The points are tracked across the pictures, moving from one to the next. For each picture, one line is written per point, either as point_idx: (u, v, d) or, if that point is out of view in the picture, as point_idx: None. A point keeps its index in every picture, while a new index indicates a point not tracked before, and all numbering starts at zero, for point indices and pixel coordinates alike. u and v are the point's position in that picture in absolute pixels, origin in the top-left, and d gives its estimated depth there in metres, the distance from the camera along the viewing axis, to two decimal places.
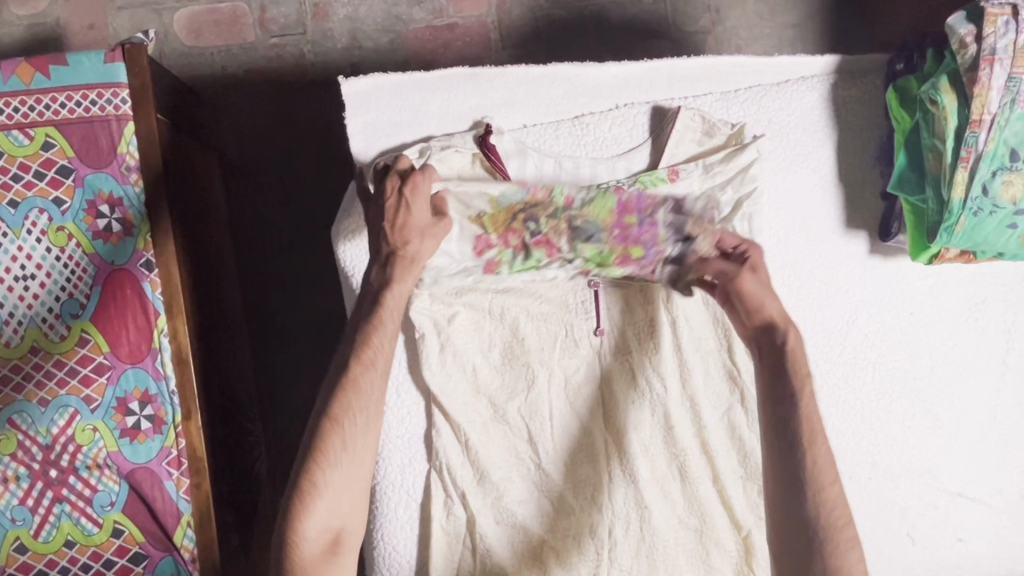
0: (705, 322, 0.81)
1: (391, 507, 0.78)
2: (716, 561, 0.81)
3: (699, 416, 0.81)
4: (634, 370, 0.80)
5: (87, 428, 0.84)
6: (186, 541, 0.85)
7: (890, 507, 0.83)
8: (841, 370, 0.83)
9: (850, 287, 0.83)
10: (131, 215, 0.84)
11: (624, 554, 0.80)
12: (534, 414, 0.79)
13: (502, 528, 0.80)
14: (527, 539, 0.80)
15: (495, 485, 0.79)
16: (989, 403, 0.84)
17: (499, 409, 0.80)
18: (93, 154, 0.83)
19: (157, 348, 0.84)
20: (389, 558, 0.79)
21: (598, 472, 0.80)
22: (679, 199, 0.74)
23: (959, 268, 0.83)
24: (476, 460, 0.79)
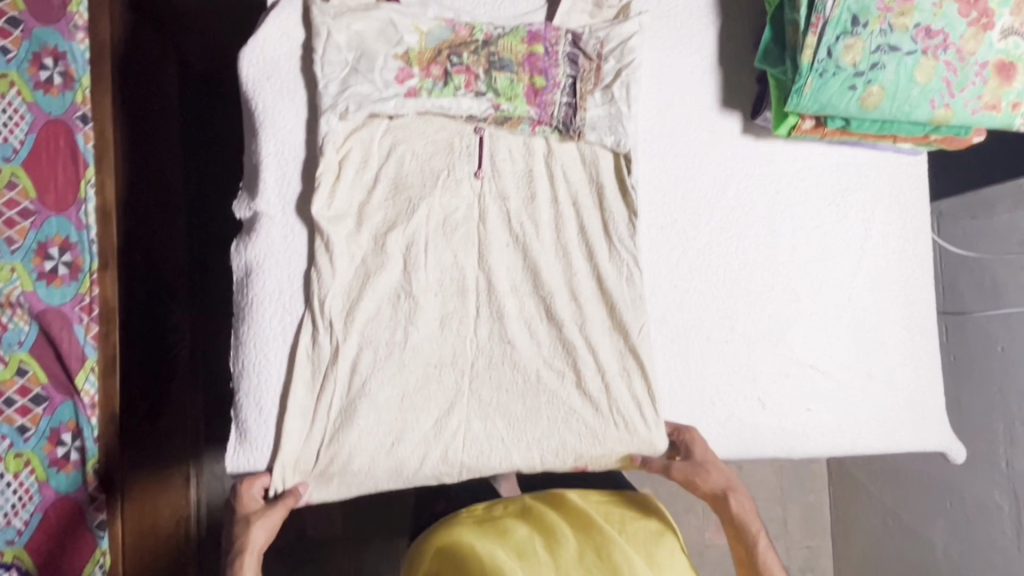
0: (582, 179, 0.87)
1: (266, 319, 0.81)
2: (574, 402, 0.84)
3: (569, 263, 0.85)
4: (509, 214, 0.85)
5: (5, 267, 1.03)
6: (87, 386, 1.06)
7: (743, 370, 0.87)
8: (705, 238, 0.88)
9: (722, 162, 0.88)
10: (73, 71, 1.05)
11: (485, 385, 0.83)
12: (410, 246, 0.83)
13: (371, 355, 0.81)
14: (393, 365, 0.82)
15: (366, 311, 0.81)
16: (846, 285, 0.89)
17: (379, 239, 0.83)
18: (43, 12, 1.04)
19: (83, 199, 1.06)
20: (257, 367, 0.81)
21: (465, 305, 0.84)
22: (579, 36, 0.85)
23: (823, 154, 0.90)
24: (350, 282, 0.81)
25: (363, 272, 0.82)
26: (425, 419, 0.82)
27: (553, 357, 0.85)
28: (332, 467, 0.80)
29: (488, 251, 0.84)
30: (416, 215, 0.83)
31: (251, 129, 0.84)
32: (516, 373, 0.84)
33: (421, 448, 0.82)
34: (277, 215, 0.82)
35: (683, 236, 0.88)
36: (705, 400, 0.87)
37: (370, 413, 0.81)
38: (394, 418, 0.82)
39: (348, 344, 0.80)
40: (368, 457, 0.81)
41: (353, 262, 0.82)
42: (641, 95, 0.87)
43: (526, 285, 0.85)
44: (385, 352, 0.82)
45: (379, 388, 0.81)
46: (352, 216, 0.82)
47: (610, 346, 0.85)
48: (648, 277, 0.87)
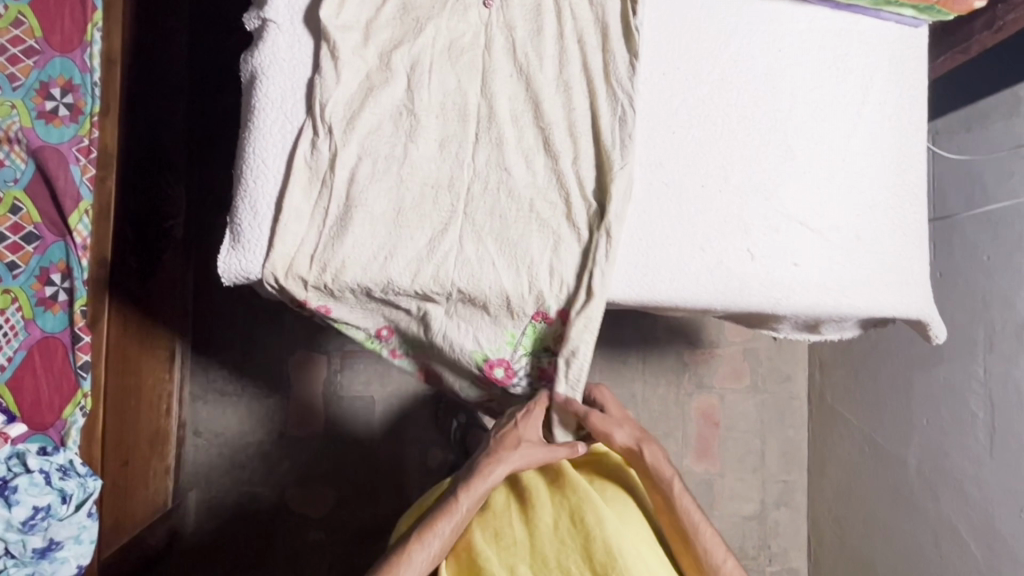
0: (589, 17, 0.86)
1: (267, 123, 0.82)
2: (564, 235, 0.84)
3: (569, 98, 0.85)
4: (514, 46, 0.86)
5: (5, 104, 1.09)
6: (80, 226, 1.12)
7: (734, 221, 0.88)
8: (706, 88, 0.89)
9: (725, 15, 0.90)
10: None
11: (480, 210, 0.84)
12: (415, 65, 0.83)
13: (369, 167, 0.82)
14: (392, 177, 0.82)
15: (367, 123, 0.82)
16: (841, 146, 0.91)
17: (386, 55, 0.83)
18: None
19: (87, 43, 1.14)
20: (256, 169, 0.82)
21: (465, 129, 0.84)
22: None
23: (826, 18, 0.91)
24: (352, 93, 0.82)
25: (367, 86, 0.83)
26: (419, 234, 0.83)
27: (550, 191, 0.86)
28: (326, 270, 0.81)
29: (491, 78, 0.85)
30: (423, 34, 0.83)
31: None
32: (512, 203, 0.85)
33: (414, 262, 0.83)
34: (284, 24, 0.83)
35: (683, 85, 0.89)
36: (696, 246, 0.88)
37: (366, 220, 0.82)
38: (388, 230, 0.82)
39: (348, 153, 0.81)
40: (362, 263, 0.82)
41: (356, 75, 0.83)
42: None
43: (526, 118, 0.86)
44: (385, 164, 0.82)
45: (376, 198, 0.82)
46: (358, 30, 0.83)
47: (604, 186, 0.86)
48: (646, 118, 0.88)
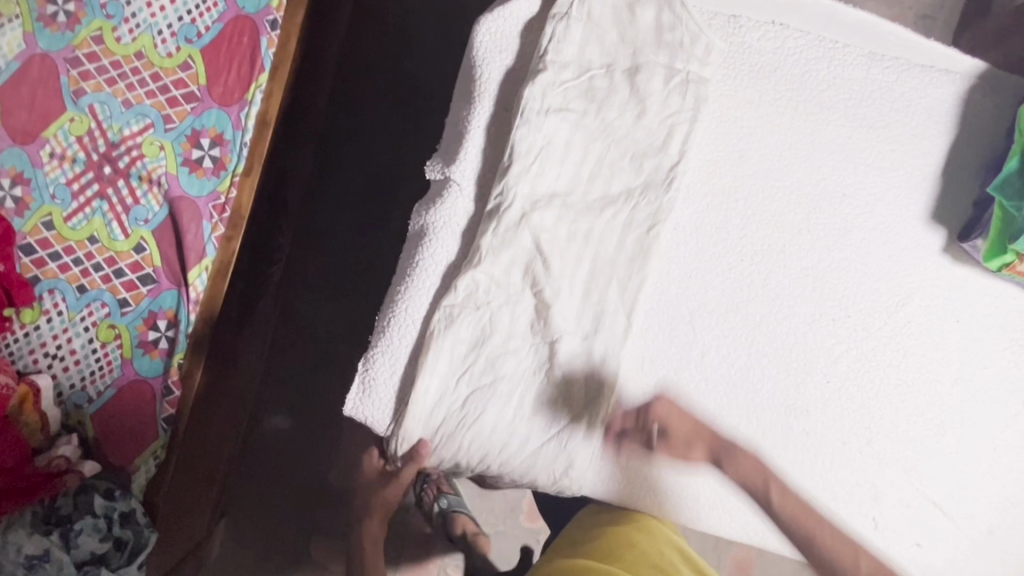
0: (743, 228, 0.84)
1: None
2: (687, 476, 0.83)
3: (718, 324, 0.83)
4: None
5: (154, 144, 1.12)
6: (198, 282, 1.12)
7: (866, 486, 0.85)
8: (872, 343, 0.85)
9: (910, 271, 0.85)
10: None
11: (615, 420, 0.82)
12: (582, 261, 0.80)
13: (508, 352, 0.79)
14: (529, 367, 0.80)
15: (519, 316, 0.79)
16: (995, 432, 0.86)
17: (555, 250, 0.79)
18: None
19: (247, 101, 1.13)
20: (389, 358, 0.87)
21: None
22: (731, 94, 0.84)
23: (1012, 299, 0.87)
24: (513, 278, 0.79)
25: (531, 277, 0.79)
26: (537, 429, 0.81)
27: (696, 421, 0.83)
28: (436, 436, 0.80)
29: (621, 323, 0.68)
30: (595, 230, 0.80)
31: (466, 95, 0.83)
32: (649, 423, 0.82)
33: (524, 451, 0.81)
34: (469, 187, 0.81)
35: (850, 334, 0.85)
36: (821, 504, 0.84)
37: (488, 401, 0.80)
38: (510, 416, 0.80)
39: (497, 340, 0.79)
40: (473, 442, 0.80)
41: (521, 256, 0.79)
42: (852, 181, 0.85)
43: (681, 332, 0.83)
44: (529, 356, 0.80)
45: (507, 386, 0.80)
46: (532, 215, 0.78)
47: (736, 422, 0.84)
48: (803, 362, 0.84)
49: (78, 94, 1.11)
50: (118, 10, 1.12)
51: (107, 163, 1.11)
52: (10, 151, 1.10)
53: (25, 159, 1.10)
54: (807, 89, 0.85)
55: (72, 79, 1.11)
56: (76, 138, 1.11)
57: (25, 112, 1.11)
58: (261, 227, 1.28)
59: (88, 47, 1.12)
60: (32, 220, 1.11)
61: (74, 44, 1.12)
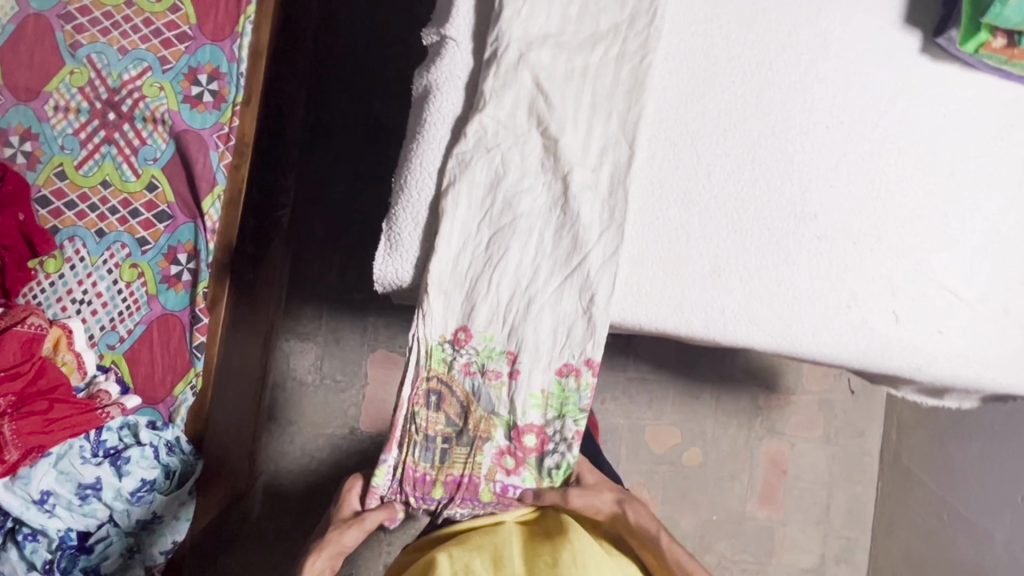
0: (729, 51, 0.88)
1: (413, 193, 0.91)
2: (711, 294, 0.86)
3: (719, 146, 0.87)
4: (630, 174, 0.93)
5: (154, 85, 1.15)
6: (212, 211, 1.15)
7: (883, 282, 0.88)
8: (868, 145, 0.88)
9: (892, 73, 0.89)
10: None
11: (635, 244, 0.85)
12: (584, 92, 0.83)
13: (524, 189, 0.83)
14: (544, 204, 0.84)
15: (528, 158, 0.84)
16: (997, 218, 0.90)
17: (556, 86, 0.83)
18: None
19: (237, 34, 1.16)
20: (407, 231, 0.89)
21: None
22: None
23: (995, 88, 0.90)
24: (516, 119, 0.83)
25: (536, 117, 0.83)
26: (559, 265, 0.83)
27: (712, 238, 0.86)
28: (465, 280, 0.83)
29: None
30: (591, 62, 0.83)
31: None
32: (665, 245, 0.86)
33: (553, 290, 0.83)
34: (465, 42, 0.85)
35: (845, 140, 0.88)
36: (841, 304, 0.87)
37: (510, 237, 0.83)
38: (533, 250, 0.83)
39: (512, 179, 0.83)
40: (500, 280, 0.83)
41: (523, 97, 0.83)
42: None
43: (684, 158, 0.87)
44: (541, 194, 0.84)
45: (527, 222, 0.83)
46: (528, 52, 0.82)
47: (749, 237, 0.87)
48: (804, 170, 0.88)
49: (75, 47, 1.15)
50: None
51: (111, 109, 1.15)
52: (17, 109, 1.14)
53: (31, 115, 1.14)
54: None
55: (67, 33, 1.15)
56: (78, 89, 1.15)
57: (27, 70, 1.15)
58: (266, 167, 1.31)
59: (79, 1, 1.16)
60: (45, 173, 1.14)
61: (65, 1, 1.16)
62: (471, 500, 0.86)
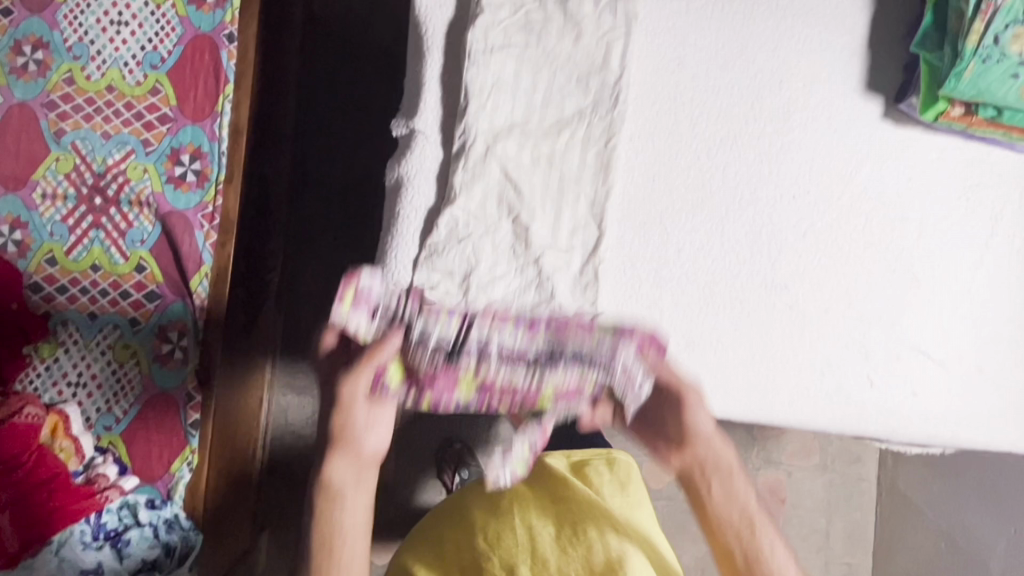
0: (693, 127, 0.89)
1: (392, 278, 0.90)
2: (686, 369, 0.88)
3: (686, 220, 0.89)
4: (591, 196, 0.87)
5: (138, 168, 1.18)
6: (200, 289, 1.17)
7: (855, 347, 0.89)
8: (835, 213, 0.90)
9: (855, 141, 0.91)
10: None
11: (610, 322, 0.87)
12: (552, 179, 0.85)
13: (499, 269, 0.85)
14: (518, 281, 0.85)
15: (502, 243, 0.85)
16: (967, 277, 0.91)
17: (525, 174, 0.84)
18: None
19: (217, 113, 1.19)
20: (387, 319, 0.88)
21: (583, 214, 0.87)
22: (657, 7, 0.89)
23: (959, 149, 0.91)
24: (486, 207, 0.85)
25: (505, 206, 0.85)
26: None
27: (686, 314, 0.88)
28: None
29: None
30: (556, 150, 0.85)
31: (417, 52, 0.88)
32: (640, 325, 0.87)
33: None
34: (433, 133, 0.87)
35: (812, 209, 0.90)
36: (814, 371, 0.88)
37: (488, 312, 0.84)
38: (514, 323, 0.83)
39: (484, 267, 0.84)
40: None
41: (491, 188, 0.84)
42: (786, 67, 0.90)
43: (655, 235, 0.88)
44: (514, 272, 0.85)
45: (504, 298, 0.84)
46: (495, 145, 0.84)
47: (722, 310, 0.88)
48: (773, 241, 0.89)
49: (59, 135, 1.17)
50: (83, 50, 1.18)
51: (97, 194, 1.17)
52: (6, 198, 1.17)
53: (20, 203, 1.16)
54: None
55: (51, 121, 1.18)
56: (64, 176, 1.17)
57: (13, 160, 1.17)
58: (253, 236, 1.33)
59: (61, 89, 1.18)
60: (36, 259, 1.16)
61: (48, 89, 1.18)
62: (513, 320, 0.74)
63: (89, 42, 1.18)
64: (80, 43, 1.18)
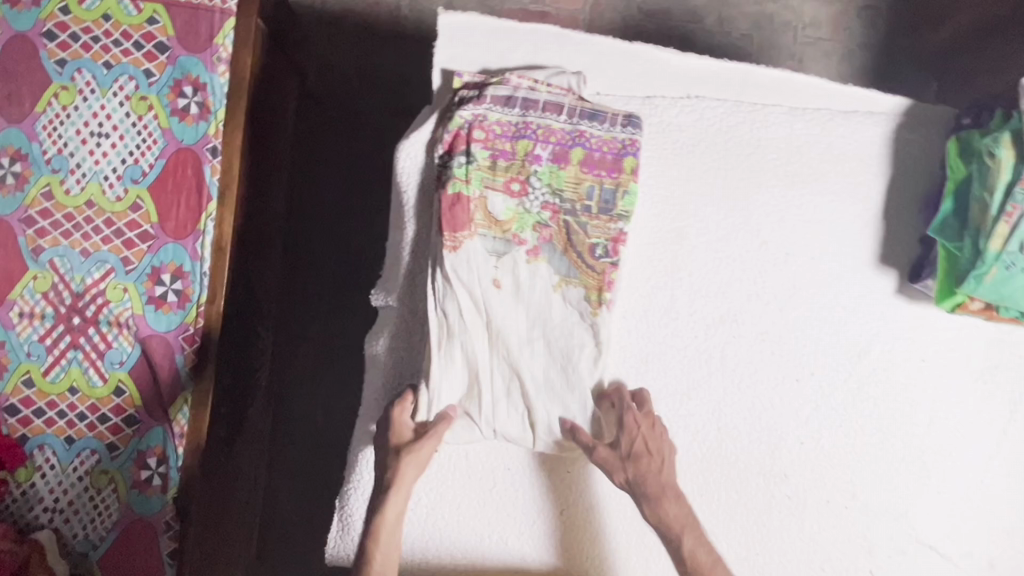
0: (689, 305, 0.84)
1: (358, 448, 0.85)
2: None
3: (680, 403, 0.83)
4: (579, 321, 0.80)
5: (118, 287, 1.14)
6: (181, 416, 1.13)
7: (859, 541, 0.83)
8: (842, 396, 0.84)
9: (866, 317, 0.85)
10: (209, 101, 1.14)
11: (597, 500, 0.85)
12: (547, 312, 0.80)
13: (495, 411, 0.81)
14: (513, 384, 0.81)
15: (490, 388, 0.80)
16: (981, 466, 0.85)
17: (522, 306, 0.80)
18: (191, 40, 1.14)
19: (200, 231, 1.14)
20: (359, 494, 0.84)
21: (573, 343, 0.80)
22: (655, 176, 0.84)
23: (977, 329, 0.85)
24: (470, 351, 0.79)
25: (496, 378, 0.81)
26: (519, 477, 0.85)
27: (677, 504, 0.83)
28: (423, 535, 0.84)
29: (499, 232, 0.78)
30: (538, 271, 0.79)
31: (399, 218, 0.84)
32: (625, 513, 0.85)
33: (510, 492, 0.85)
34: (414, 309, 0.83)
35: (818, 391, 0.84)
36: (815, 566, 0.83)
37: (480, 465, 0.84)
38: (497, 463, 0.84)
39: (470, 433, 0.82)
40: (456, 514, 0.84)
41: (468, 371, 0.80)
42: (792, 237, 0.84)
43: None
44: (506, 399, 0.81)
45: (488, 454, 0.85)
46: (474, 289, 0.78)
47: (716, 498, 0.83)
48: (772, 428, 0.84)
49: (37, 252, 1.14)
50: (63, 163, 1.14)
51: (75, 314, 1.13)
52: None
53: None
54: (735, 154, 0.85)
55: (29, 237, 1.14)
56: (41, 295, 1.13)
57: None
58: (240, 349, 1.26)
59: (40, 204, 1.14)
60: (13, 380, 1.13)
61: (26, 204, 1.14)
62: (507, 152, 0.79)
63: (69, 154, 1.14)
64: (60, 156, 1.14)
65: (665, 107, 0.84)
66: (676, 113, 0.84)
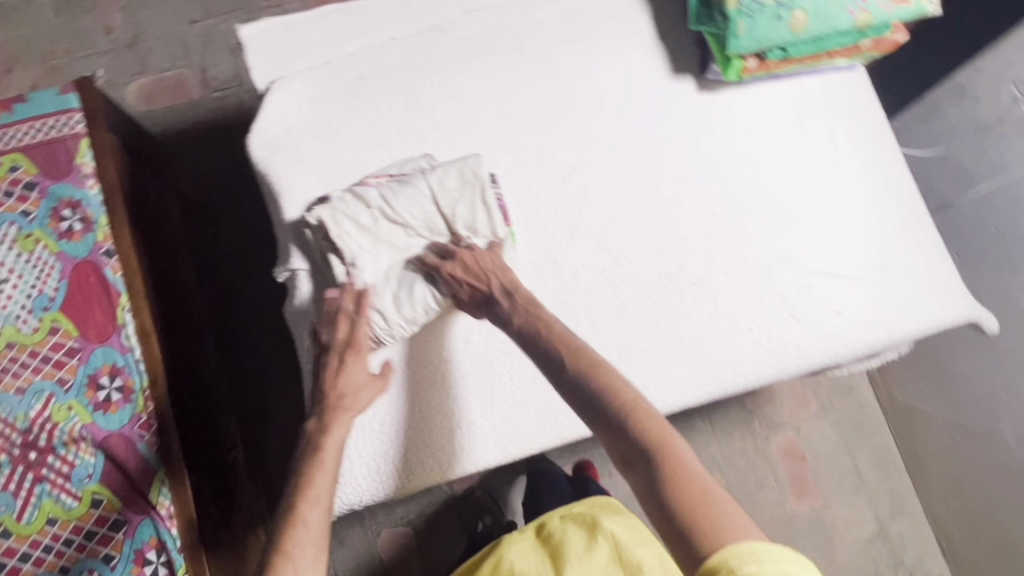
0: (540, 168, 0.95)
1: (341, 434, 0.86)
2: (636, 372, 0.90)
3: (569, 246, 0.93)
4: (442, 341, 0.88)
5: (62, 407, 1.04)
6: (163, 497, 1.03)
7: (768, 294, 0.93)
8: (697, 185, 0.96)
9: (685, 118, 0.98)
10: (91, 214, 1.12)
11: None
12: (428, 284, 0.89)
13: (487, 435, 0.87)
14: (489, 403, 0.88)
15: (474, 420, 0.87)
16: (833, 193, 0.97)
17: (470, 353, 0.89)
18: (54, 170, 1.13)
19: (121, 325, 1.08)
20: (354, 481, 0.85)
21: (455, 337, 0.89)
22: (467, 76, 0.96)
23: (774, 90, 1.00)
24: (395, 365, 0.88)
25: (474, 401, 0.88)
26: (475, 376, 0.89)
27: (603, 326, 0.91)
28: (369, 480, 0.86)
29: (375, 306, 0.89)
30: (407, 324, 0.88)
31: (272, 199, 0.93)
32: None
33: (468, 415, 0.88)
34: (313, 264, 0.91)
35: (676, 189, 0.95)
36: (742, 328, 0.92)
37: (403, 401, 0.88)
38: (440, 395, 0.88)
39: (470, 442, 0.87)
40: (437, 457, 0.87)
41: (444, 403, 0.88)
42: (596, 81, 0.98)
43: (550, 272, 0.92)
44: (492, 419, 0.87)
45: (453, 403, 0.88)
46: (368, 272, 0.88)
47: (637, 309, 0.92)
48: (654, 233, 0.94)
49: None
50: None
51: (27, 450, 1.02)
52: None
53: None
54: (522, 38, 0.98)
55: None
56: None
57: None
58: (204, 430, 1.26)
59: None
60: None
61: None
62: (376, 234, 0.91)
63: None
64: None
65: (448, 27, 0.99)
66: (461, 27, 0.98)
